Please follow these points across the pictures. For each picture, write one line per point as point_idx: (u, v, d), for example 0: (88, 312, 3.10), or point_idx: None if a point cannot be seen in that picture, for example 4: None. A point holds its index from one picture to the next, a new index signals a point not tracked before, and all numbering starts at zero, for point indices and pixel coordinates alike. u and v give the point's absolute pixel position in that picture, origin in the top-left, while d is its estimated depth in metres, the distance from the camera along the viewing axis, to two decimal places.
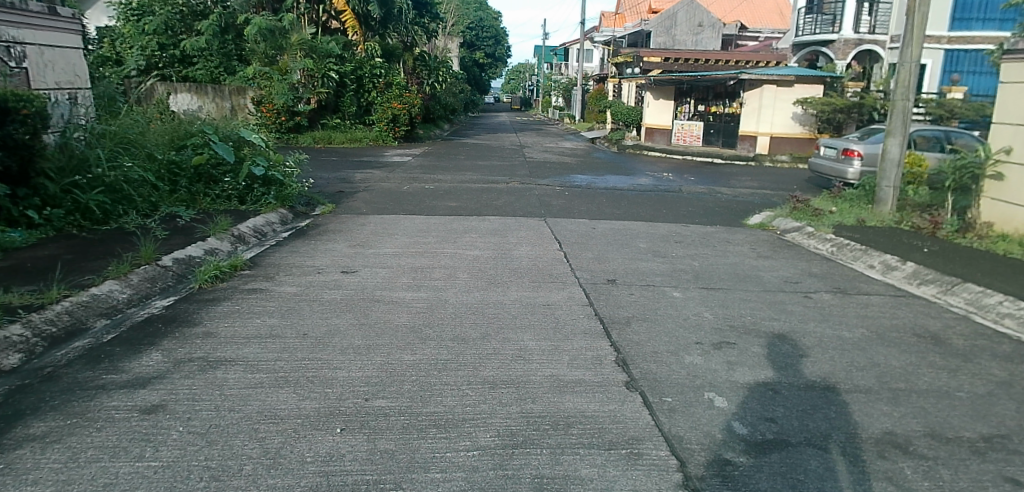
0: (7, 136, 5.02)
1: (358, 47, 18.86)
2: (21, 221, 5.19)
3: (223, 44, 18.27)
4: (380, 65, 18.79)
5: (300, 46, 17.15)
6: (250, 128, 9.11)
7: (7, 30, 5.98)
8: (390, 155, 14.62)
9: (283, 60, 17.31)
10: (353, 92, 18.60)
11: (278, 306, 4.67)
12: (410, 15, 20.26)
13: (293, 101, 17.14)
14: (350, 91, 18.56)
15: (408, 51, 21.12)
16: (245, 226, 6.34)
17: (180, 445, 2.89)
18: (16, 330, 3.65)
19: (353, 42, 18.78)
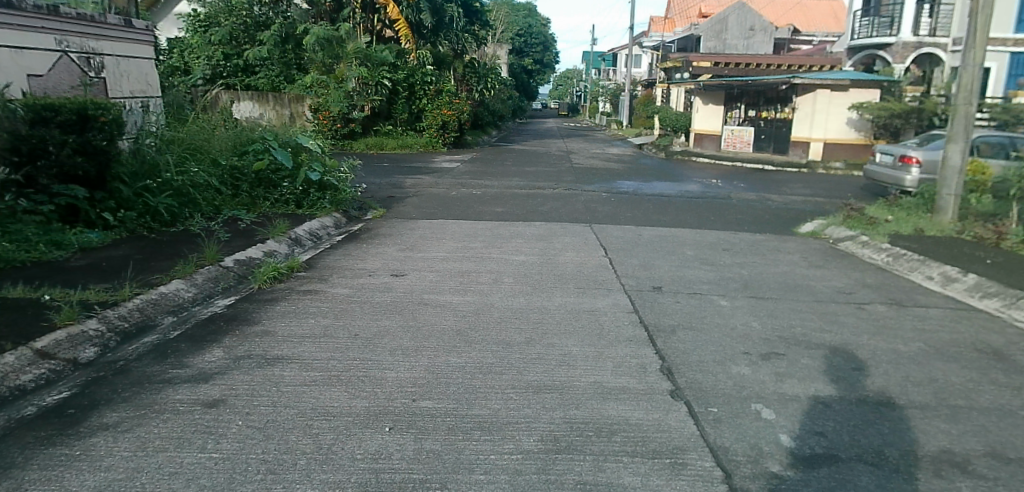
0: (87, 142, 5.36)
1: (410, 55, 18.91)
2: (98, 223, 5.54)
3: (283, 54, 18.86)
4: (430, 73, 19.03)
5: (355, 54, 17.46)
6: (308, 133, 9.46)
7: (87, 43, 6.39)
8: (439, 161, 14.87)
9: (340, 67, 17.76)
10: (404, 100, 18.85)
11: (331, 307, 4.85)
12: (461, 24, 20.62)
13: (348, 109, 17.68)
14: (402, 98, 18.81)
15: (458, 58, 21.45)
16: (302, 229, 6.58)
17: (240, 438, 3.06)
18: (93, 325, 3.93)
19: (406, 50, 18.78)
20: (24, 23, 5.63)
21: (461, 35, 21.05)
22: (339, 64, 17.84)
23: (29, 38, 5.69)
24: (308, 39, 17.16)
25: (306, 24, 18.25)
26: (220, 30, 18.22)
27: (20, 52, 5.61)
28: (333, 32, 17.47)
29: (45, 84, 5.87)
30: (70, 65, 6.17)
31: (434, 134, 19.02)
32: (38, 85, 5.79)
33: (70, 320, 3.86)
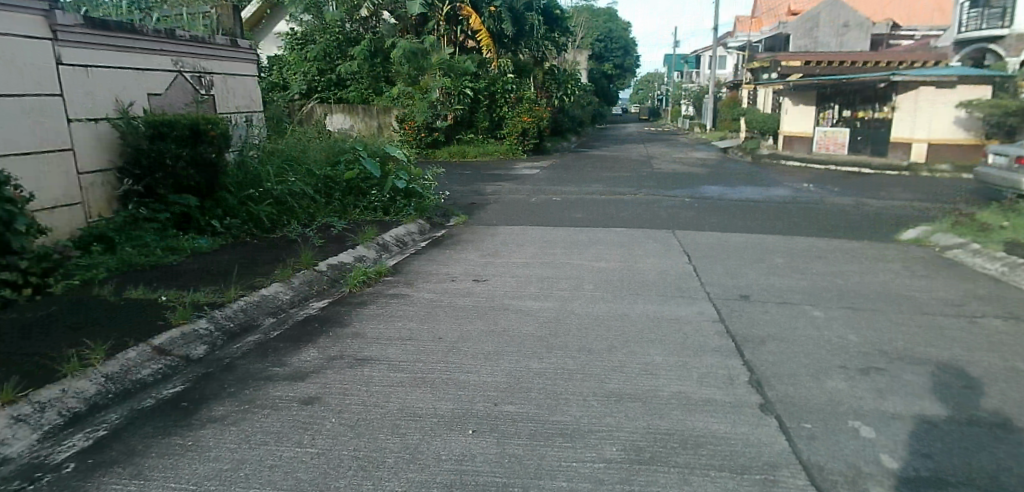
0: (198, 155, 5.81)
1: (491, 65, 18.92)
2: (207, 229, 5.98)
3: (372, 67, 19.43)
4: (511, 81, 19.15)
5: (439, 66, 18.02)
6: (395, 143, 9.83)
7: (199, 63, 6.93)
8: (519, 168, 15.02)
9: (424, 79, 18.23)
10: (486, 108, 19.21)
11: (417, 311, 5.00)
12: (542, 31, 20.77)
13: (431, 119, 18.20)
14: (484, 107, 19.17)
15: (538, 66, 21.59)
16: (389, 235, 6.83)
17: (333, 435, 3.21)
18: (203, 324, 4.25)
19: (488, 60, 18.92)
20: (145, 46, 6.16)
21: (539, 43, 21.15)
22: (424, 76, 18.33)
23: (149, 59, 6.23)
24: (395, 53, 17.90)
25: (393, 39, 18.86)
26: (315, 47, 19.16)
27: (142, 74, 6.14)
28: (418, 45, 18.04)
29: (163, 102, 6.40)
30: (183, 84, 6.69)
31: (514, 141, 19.23)
32: (157, 102, 6.32)
33: (183, 319, 4.19)
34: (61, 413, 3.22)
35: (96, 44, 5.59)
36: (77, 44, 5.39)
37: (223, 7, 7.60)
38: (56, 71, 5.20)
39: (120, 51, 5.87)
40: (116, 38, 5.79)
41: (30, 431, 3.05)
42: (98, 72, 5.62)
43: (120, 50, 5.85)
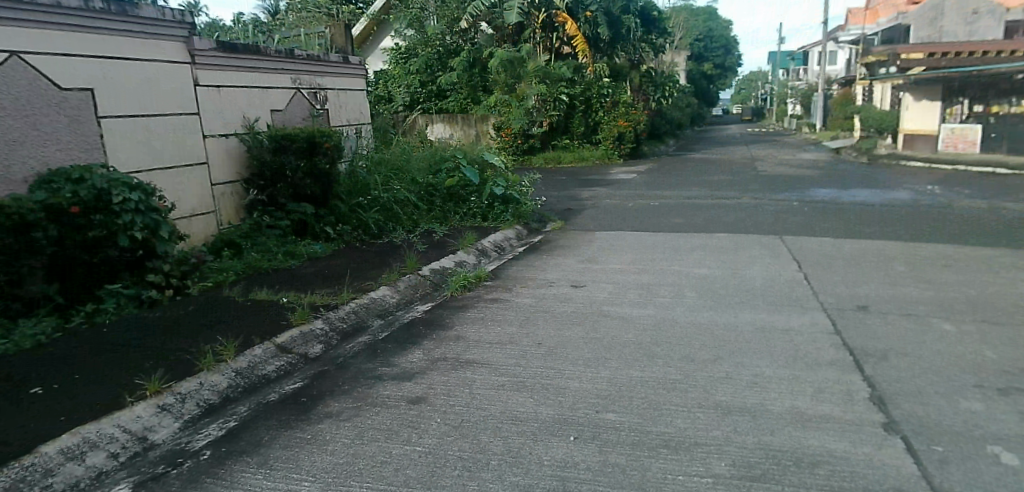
0: (314, 166, 6.20)
1: (587, 69, 18.91)
2: (322, 235, 6.37)
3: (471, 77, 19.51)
4: (607, 85, 18.97)
5: (536, 73, 17.93)
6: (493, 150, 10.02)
7: (315, 79, 7.42)
8: (616, 173, 14.85)
9: (521, 87, 18.22)
10: (582, 113, 19.05)
11: (516, 315, 5.05)
12: (638, 34, 20.32)
13: (528, 125, 18.33)
14: (580, 112, 19.03)
15: (635, 69, 21.22)
16: (488, 240, 6.96)
17: (439, 435, 3.32)
18: (319, 325, 4.52)
19: (584, 65, 18.97)
20: (269, 66, 6.66)
21: (637, 45, 20.71)
22: (520, 84, 18.32)
23: (272, 78, 6.73)
24: (492, 62, 18.01)
25: (491, 48, 18.92)
26: (418, 60, 19.58)
27: (266, 91, 6.65)
28: (515, 53, 18.01)
29: (284, 117, 6.89)
30: (301, 100, 7.17)
31: (610, 145, 18.97)
32: (278, 118, 6.82)
33: (302, 319, 4.47)
34: (199, 404, 3.55)
35: (228, 66, 6.12)
36: (213, 67, 5.96)
37: (335, 27, 8.13)
38: (194, 92, 5.78)
39: (248, 71, 6.38)
40: (245, 60, 6.31)
41: (172, 419, 3.39)
42: (229, 92, 6.16)
43: (248, 71, 6.37)
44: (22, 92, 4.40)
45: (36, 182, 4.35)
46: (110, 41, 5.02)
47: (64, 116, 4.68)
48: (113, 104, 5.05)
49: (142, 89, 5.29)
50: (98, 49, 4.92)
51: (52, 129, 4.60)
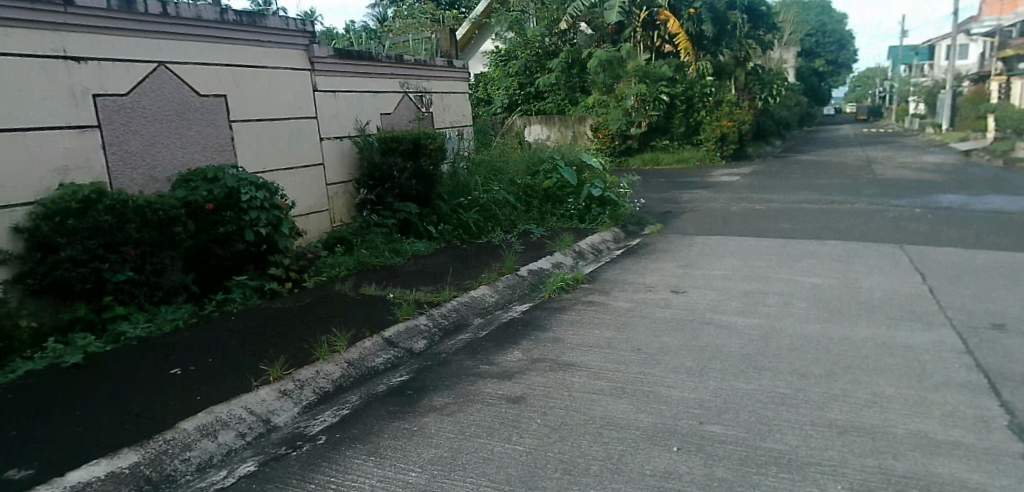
0: (419, 167, 6.46)
1: (689, 68, 17.81)
2: (424, 234, 6.61)
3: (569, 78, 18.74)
4: (711, 83, 17.79)
5: (635, 72, 16.90)
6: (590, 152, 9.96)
7: (421, 83, 7.68)
8: (718, 175, 14.29)
9: (620, 87, 17.23)
10: (681, 113, 18.01)
11: (615, 319, 4.98)
12: (745, 30, 18.99)
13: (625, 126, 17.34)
14: (679, 112, 17.99)
15: (741, 67, 20.06)
16: (585, 242, 6.94)
17: (539, 436, 3.33)
18: (423, 321, 4.67)
19: (684, 64, 17.80)
20: (380, 71, 6.97)
21: (744, 42, 19.32)
22: (619, 84, 17.32)
23: (383, 83, 7.04)
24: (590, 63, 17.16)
25: (591, 49, 18.04)
26: (516, 63, 18.77)
27: (377, 96, 6.97)
28: (615, 53, 17.12)
29: (392, 120, 7.19)
30: (408, 103, 7.46)
31: (712, 146, 17.79)
32: (387, 121, 7.12)
33: (407, 315, 4.65)
34: (315, 391, 3.75)
35: (343, 72, 6.49)
36: (330, 73, 6.34)
37: (440, 32, 8.40)
38: (312, 97, 6.17)
39: (361, 76, 6.72)
40: (358, 65, 6.66)
41: (292, 404, 3.61)
42: (344, 96, 6.52)
43: (361, 76, 6.70)
44: (167, 98, 4.91)
45: (176, 181, 4.82)
46: (241, 51, 5.48)
47: (201, 119, 5.15)
48: (242, 108, 5.50)
49: (267, 95, 5.72)
50: (231, 57, 5.38)
51: (192, 131, 5.08)
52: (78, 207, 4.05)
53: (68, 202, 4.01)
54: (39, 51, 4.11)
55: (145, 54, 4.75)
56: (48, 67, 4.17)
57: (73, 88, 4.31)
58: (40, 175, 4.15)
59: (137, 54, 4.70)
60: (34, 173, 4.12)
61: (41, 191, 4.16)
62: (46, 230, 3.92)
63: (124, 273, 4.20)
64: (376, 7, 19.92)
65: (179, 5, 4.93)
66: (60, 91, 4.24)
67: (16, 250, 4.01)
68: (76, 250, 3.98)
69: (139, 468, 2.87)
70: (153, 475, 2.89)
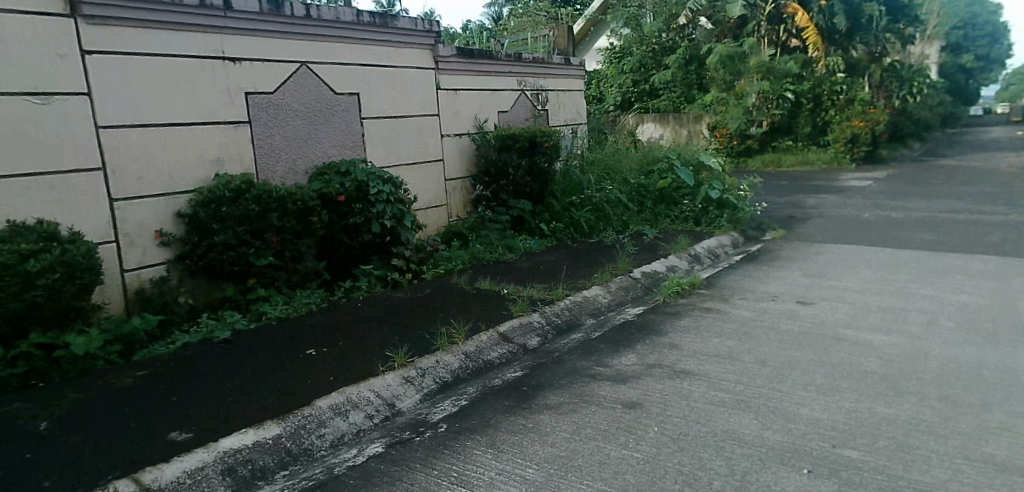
0: (535, 164, 6.60)
1: (818, 64, 16.14)
2: (537, 232, 6.72)
3: (687, 75, 17.90)
4: (842, 81, 16.04)
5: (757, 68, 15.69)
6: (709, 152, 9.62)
7: (538, 81, 7.76)
8: (847, 179, 13.28)
9: (740, 84, 16.13)
10: (808, 112, 16.34)
11: (735, 329, 4.76)
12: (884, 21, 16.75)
13: (745, 124, 16.08)
14: (806, 111, 16.32)
15: (876, 63, 17.88)
16: (701, 246, 6.70)
17: (657, 444, 3.20)
18: (538, 318, 4.69)
19: (813, 60, 16.20)
20: (499, 69, 7.11)
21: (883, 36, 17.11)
22: (740, 80, 16.27)
23: (501, 81, 7.18)
24: (710, 59, 16.23)
25: (710, 44, 16.98)
26: (632, 60, 18.37)
27: (496, 94, 7.13)
28: (735, 48, 16.07)
29: (509, 118, 7.31)
30: (525, 101, 7.55)
31: (840, 149, 15.75)
32: (504, 118, 7.25)
33: (522, 311, 4.70)
34: (435, 380, 3.87)
35: (464, 71, 6.69)
36: (452, 71, 6.56)
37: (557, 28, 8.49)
38: (435, 96, 6.41)
39: (482, 74, 6.89)
40: (479, 63, 6.83)
41: (415, 391, 3.75)
42: (464, 94, 6.72)
43: (481, 74, 6.88)
44: (307, 96, 5.28)
45: (313, 174, 5.24)
46: (373, 51, 5.79)
47: (335, 116, 5.50)
48: (372, 106, 5.81)
49: (395, 93, 6.00)
50: (364, 57, 5.70)
51: (327, 128, 5.44)
52: (230, 196, 4.47)
53: (222, 192, 4.44)
54: (201, 52, 4.58)
55: (290, 55, 5.13)
56: (208, 67, 4.63)
57: (229, 87, 4.75)
58: (200, 166, 4.60)
59: (283, 54, 5.08)
60: (196, 164, 4.58)
61: (201, 181, 4.61)
62: (203, 216, 4.39)
63: (266, 258, 4.57)
64: (493, 7, 20.39)
65: (321, 8, 5.27)
66: (218, 89, 4.69)
67: (178, 233, 4.48)
68: (227, 236, 4.40)
69: (281, 440, 3.10)
70: (293, 447, 3.11)
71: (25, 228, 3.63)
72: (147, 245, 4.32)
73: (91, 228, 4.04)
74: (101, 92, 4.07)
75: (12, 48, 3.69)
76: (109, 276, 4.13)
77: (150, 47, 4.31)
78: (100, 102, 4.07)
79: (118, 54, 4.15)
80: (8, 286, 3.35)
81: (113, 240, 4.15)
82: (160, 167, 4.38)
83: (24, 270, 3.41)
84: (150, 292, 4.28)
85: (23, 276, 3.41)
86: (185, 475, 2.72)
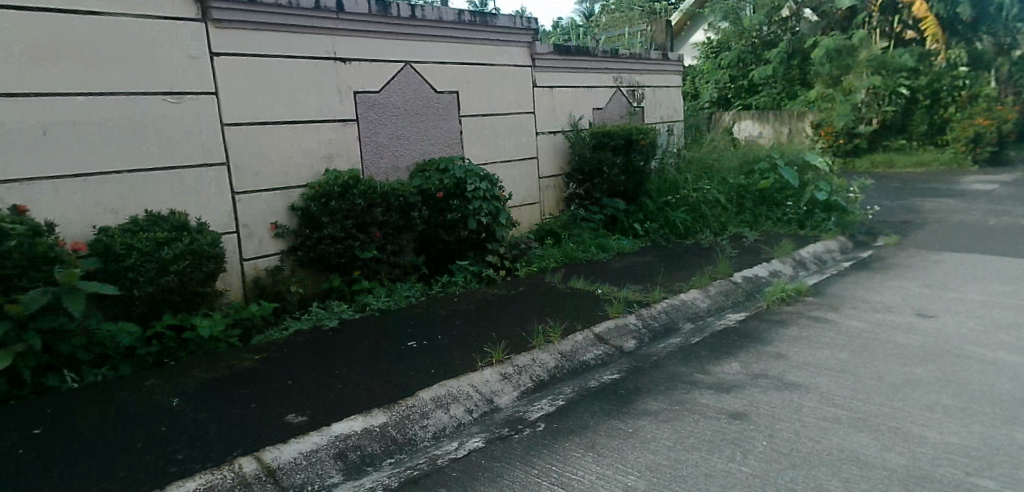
0: (629, 162, 6.54)
1: (939, 58, 15.02)
2: (630, 231, 6.68)
3: (789, 70, 17.04)
4: (965, 75, 14.72)
5: (868, 62, 14.88)
6: (815, 151, 9.14)
7: (634, 77, 7.65)
8: (970, 182, 12.18)
9: (848, 79, 15.31)
10: (925, 109, 15.03)
11: (847, 341, 4.48)
12: (1011, 9, 15.23)
13: (854, 123, 15.01)
14: (922, 107, 15.03)
15: (1004, 53, 16.05)
16: (806, 250, 6.35)
17: (767, 459, 3.00)
18: (634, 320, 4.61)
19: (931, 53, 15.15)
20: (594, 66, 7.08)
21: (1012, 26, 15.63)
22: (848, 75, 15.37)
23: (597, 78, 7.14)
24: (815, 52, 15.63)
25: (816, 37, 16.29)
26: (729, 55, 17.59)
27: (591, 91, 7.09)
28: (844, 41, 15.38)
29: (604, 115, 7.26)
30: (620, 98, 7.46)
31: (961, 148, 14.27)
32: (599, 116, 7.19)
33: (618, 312, 4.63)
34: (532, 378, 3.87)
35: (560, 68, 6.70)
36: (548, 69, 6.60)
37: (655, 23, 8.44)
38: (531, 93, 6.45)
39: (577, 71, 6.89)
40: (575, 60, 6.83)
41: (512, 388, 3.76)
42: (559, 91, 6.73)
43: (577, 71, 6.87)
44: (410, 95, 5.44)
45: (414, 170, 5.39)
46: (473, 49, 5.89)
47: (436, 114, 5.63)
48: (471, 104, 5.91)
49: (492, 91, 6.09)
50: (463, 56, 5.81)
51: (429, 126, 5.58)
52: (338, 191, 4.68)
53: (332, 187, 4.66)
54: (315, 53, 4.81)
55: (395, 55, 5.30)
56: (321, 67, 4.86)
57: (339, 86, 4.98)
58: (312, 162, 4.85)
59: (388, 55, 5.26)
60: (308, 160, 4.83)
61: (312, 176, 4.86)
62: (314, 210, 4.64)
63: (370, 251, 4.77)
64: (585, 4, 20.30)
65: (425, 8, 5.40)
66: (328, 89, 4.91)
67: (292, 225, 4.75)
68: (335, 229, 4.63)
69: (387, 428, 3.19)
70: (398, 436, 3.19)
71: (160, 218, 3.96)
72: (263, 236, 4.61)
73: (215, 219, 4.36)
74: (226, 92, 4.38)
75: (151, 52, 4.05)
76: (230, 264, 4.44)
77: (269, 48, 4.58)
78: (225, 101, 4.38)
79: (242, 56, 4.44)
80: (146, 272, 3.67)
81: (234, 231, 4.45)
82: (277, 163, 4.65)
83: (160, 257, 3.72)
84: (265, 280, 4.56)
85: (159, 262, 3.72)
86: (301, 456, 2.86)
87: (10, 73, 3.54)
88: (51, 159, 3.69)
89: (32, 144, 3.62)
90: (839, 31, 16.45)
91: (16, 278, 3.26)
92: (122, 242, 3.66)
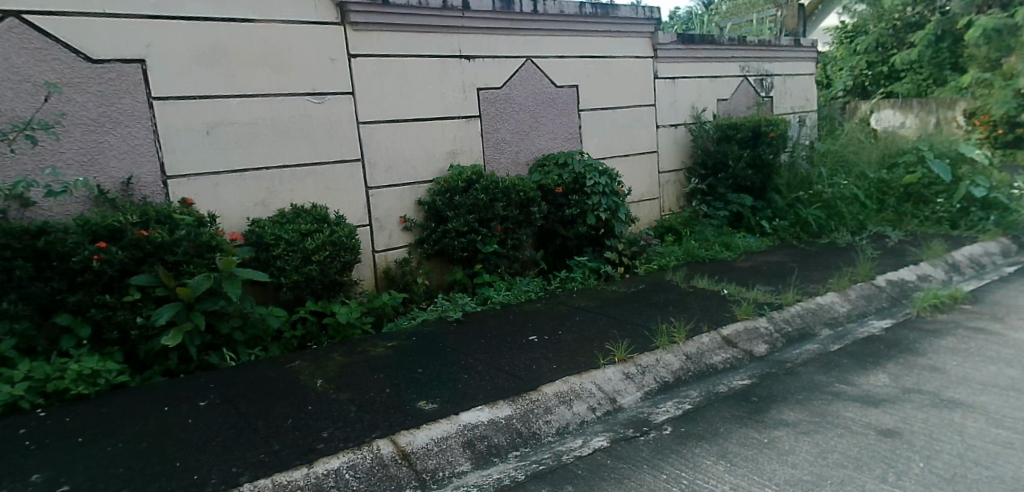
0: (758, 156, 6.23)
1: None
2: (757, 229, 6.39)
3: (936, 53, 14.61)
4: None
5: None
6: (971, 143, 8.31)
7: (762, 66, 7.26)
8: None
9: (1011, 60, 12.95)
10: None
11: (1018, 355, 3.98)
12: None
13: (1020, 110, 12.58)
14: None
15: None
16: (961, 253, 5.74)
17: (925, 482, 2.70)
18: (765, 323, 4.37)
19: None
20: (719, 55, 6.78)
21: None
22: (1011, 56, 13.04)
23: (722, 68, 6.83)
24: (969, 33, 13.25)
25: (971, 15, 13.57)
26: (865, 37, 15.46)
27: (715, 81, 6.80)
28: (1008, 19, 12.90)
29: (729, 107, 6.94)
30: (747, 89, 7.10)
31: None
32: (723, 107, 6.89)
33: (748, 315, 4.41)
34: (657, 380, 3.73)
35: (683, 58, 6.48)
36: (671, 59, 6.40)
37: (788, 8, 8.17)
38: (653, 85, 6.28)
39: (701, 61, 6.63)
40: (699, 49, 6.58)
41: (636, 388, 3.63)
42: (682, 82, 6.51)
43: (701, 61, 6.62)
44: (532, 91, 5.47)
45: (534, 165, 5.45)
46: (594, 42, 5.82)
47: (556, 109, 5.63)
48: (591, 98, 5.85)
49: (613, 84, 5.99)
50: (584, 50, 5.76)
51: (549, 121, 5.59)
52: (462, 186, 4.83)
53: (457, 182, 4.80)
54: (441, 52, 4.95)
55: (516, 51, 5.35)
56: (447, 65, 5.00)
57: (464, 84, 5.09)
58: (438, 158, 5.00)
59: (511, 51, 5.32)
60: (434, 156, 4.99)
61: (438, 171, 5.01)
62: (440, 204, 4.80)
63: (492, 245, 4.87)
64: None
65: (547, 3, 5.39)
66: (454, 85, 5.04)
67: (418, 219, 4.93)
68: (459, 223, 4.76)
69: (512, 421, 3.14)
70: (523, 429, 3.13)
71: (303, 211, 4.28)
72: (393, 229, 4.83)
73: (351, 212, 4.62)
74: (362, 91, 4.62)
75: (297, 55, 4.35)
76: (364, 256, 4.69)
77: (401, 48, 4.76)
78: (361, 99, 4.61)
79: (376, 56, 4.66)
80: (292, 261, 3.98)
81: (367, 224, 4.70)
82: (406, 158, 4.85)
83: (304, 248, 4.03)
84: (394, 271, 4.77)
85: (303, 251, 4.03)
86: (432, 442, 2.88)
87: (180, 78, 3.94)
88: (213, 157, 4.07)
89: (198, 143, 4.01)
90: (1000, 8, 13.50)
91: (185, 264, 3.61)
92: (272, 233, 3.99)
